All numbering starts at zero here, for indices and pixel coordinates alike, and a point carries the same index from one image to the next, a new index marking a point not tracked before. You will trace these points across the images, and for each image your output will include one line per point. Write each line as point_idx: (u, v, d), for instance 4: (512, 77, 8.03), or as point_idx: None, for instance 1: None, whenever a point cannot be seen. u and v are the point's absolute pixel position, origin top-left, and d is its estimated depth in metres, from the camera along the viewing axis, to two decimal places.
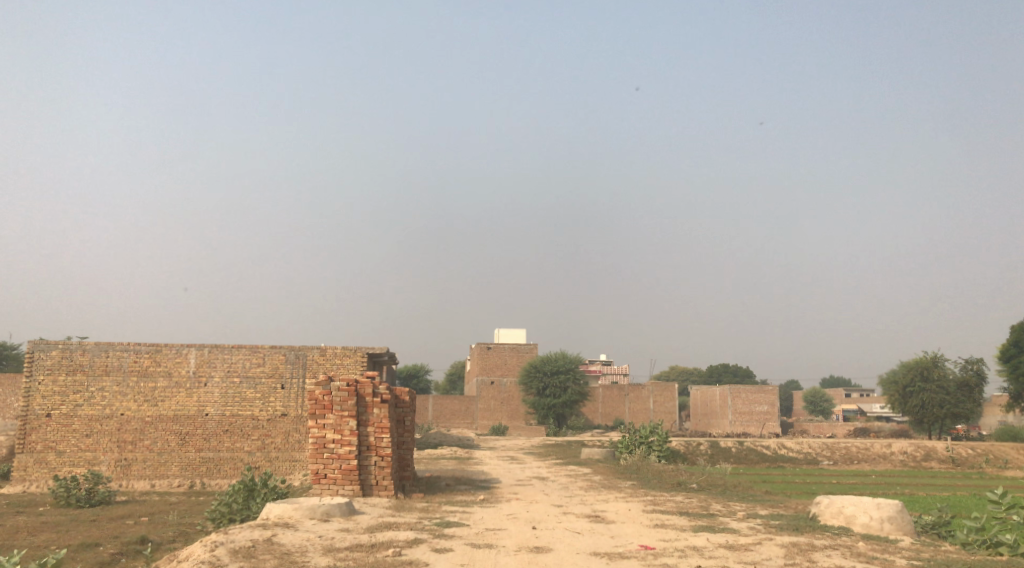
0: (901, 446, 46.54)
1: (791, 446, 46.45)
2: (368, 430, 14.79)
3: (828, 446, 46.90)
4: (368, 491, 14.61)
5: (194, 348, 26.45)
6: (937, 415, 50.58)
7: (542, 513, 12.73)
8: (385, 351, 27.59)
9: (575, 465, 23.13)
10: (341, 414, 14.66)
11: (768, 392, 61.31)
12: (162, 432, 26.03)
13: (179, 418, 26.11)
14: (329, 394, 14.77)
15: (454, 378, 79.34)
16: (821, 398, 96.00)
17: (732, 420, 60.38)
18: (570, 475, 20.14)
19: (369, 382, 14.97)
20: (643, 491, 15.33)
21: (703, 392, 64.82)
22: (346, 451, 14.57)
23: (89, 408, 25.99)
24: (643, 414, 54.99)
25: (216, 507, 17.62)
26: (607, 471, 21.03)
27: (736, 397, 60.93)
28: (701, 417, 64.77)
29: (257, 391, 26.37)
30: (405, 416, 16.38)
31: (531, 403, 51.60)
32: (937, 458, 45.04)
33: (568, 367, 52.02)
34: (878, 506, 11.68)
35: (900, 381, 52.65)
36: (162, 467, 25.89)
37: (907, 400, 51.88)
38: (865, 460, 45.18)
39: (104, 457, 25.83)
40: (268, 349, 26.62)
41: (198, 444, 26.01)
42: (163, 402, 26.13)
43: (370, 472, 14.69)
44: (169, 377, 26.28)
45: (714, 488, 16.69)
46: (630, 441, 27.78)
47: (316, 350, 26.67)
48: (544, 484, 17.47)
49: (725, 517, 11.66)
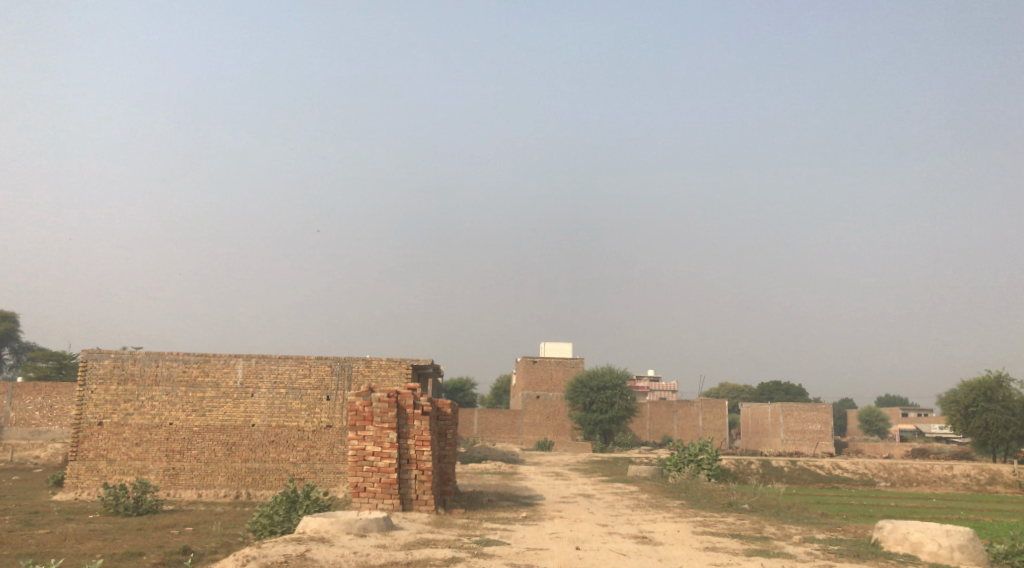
0: (961, 468, 44.96)
1: (847, 466, 45.16)
2: (409, 443, 14.50)
3: (885, 467, 45.49)
4: (408, 505, 14.31)
5: (242, 359, 26.50)
6: (1001, 437, 48.81)
7: (587, 532, 12.28)
8: (430, 364, 27.37)
9: (622, 483, 22.60)
10: (381, 426, 14.39)
11: (821, 410, 59.85)
12: (209, 442, 26.08)
13: (226, 428, 26.14)
14: (369, 406, 14.52)
15: (501, 392, 78.96)
16: (877, 417, 93.56)
17: (784, 439, 59.03)
18: (617, 492, 19.63)
19: (410, 394, 14.70)
20: (692, 511, 14.77)
21: (754, 409, 63.51)
22: (386, 463, 14.29)
23: (139, 417, 26.15)
24: (692, 431, 54.00)
25: (257, 519, 17.49)
26: (655, 489, 20.49)
27: (788, 416, 59.57)
28: (752, 435, 63.44)
29: (303, 402, 26.30)
30: (447, 429, 16.05)
31: (578, 418, 50.99)
32: (1000, 482, 43.38)
33: (616, 382, 51.32)
34: (948, 533, 11.01)
35: (962, 401, 50.95)
36: (209, 477, 25.91)
37: (969, 421, 50.17)
38: (924, 483, 43.70)
39: (152, 466, 25.94)
40: (314, 360, 26.56)
41: (245, 455, 25.99)
42: (211, 412, 26.20)
43: (410, 486, 14.39)
44: (217, 387, 26.35)
45: (766, 509, 16.06)
46: (680, 458, 27.13)
47: (361, 361, 26.55)
48: (590, 502, 16.99)
49: (780, 541, 11.09)
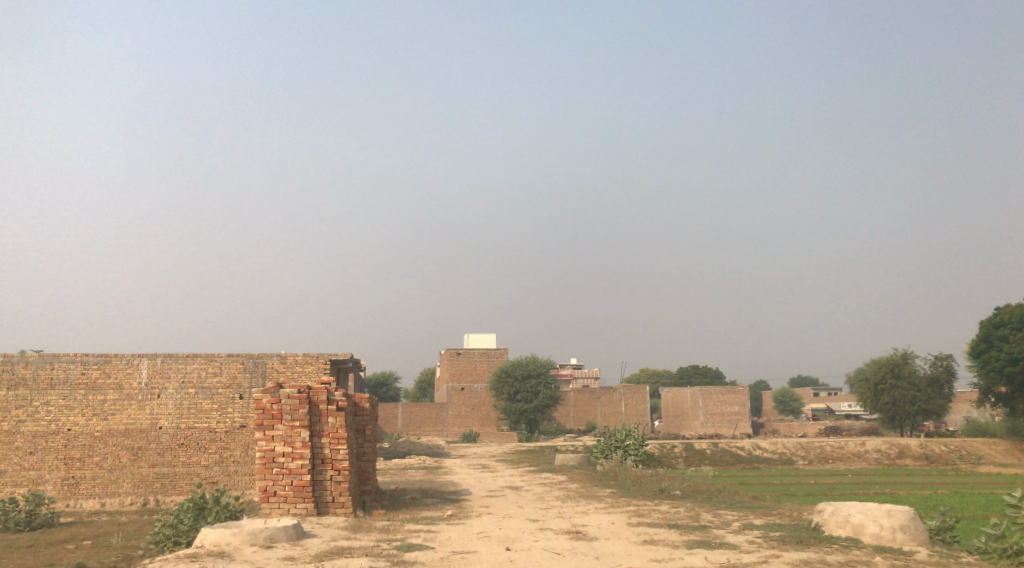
0: (875, 444, 45.96)
1: (767, 446, 45.71)
2: (323, 441, 13.55)
3: (803, 445, 46.22)
4: (323, 508, 13.38)
5: (146, 358, 24.96)
6: (909, 412, 50.12)
7: (517, 530, 11.55)
8: (349, 357, 26.29)
9: (548, 472, 22.02)
10: (292, 425, 13.39)
11: (739, 393, 60.68)
12: (112, 447, 24.49)
13: (130, 432, 24.58)
14: (278, 403, 13.50)
15: (424, 386, 77.90)
16: (791, 398, 95.78)
17: (703, 422, 59.65)
18: (544, 483, 19.01)
19: (323, 389, 13.73)
20: (624, 501, 14.22)
21: (673, 394, 64.04)
22: (298, 465, 13.30)
23: (33, 425, 24.39)
24: (615, 417, 54.01)
25: (161, 528, 16.33)
26: (583, 479, 19.94)
27: (707, 399, 60.20)
28: (672, 419, 63.99)
29: (213, 402, 24.91)
30: (365, 424, 15.11)
31: (502, 408, 50.44)
32: (911, 456, 44.47)
33: (539, 371, 50.90)
34: (888, 514, 10.73)
35: (872, 378, 52.16)
36: (113, 485, 24.32)
37: (879, 397, 51.40)
38: (839, 459, 44.53)
39: (50, 476, 24.21)
40: (225, 357, 25.19)
41: (152, 459, 24.50)
42: (113, 416, 24.61)
43: (325, 488, 13.44)
44: (119, 389, 24.76)
45: (698, 494, 15.64)
46: (606, 445, 26.74)
47: (276, 357, 25.27)
48: (518, 495, 16.30)
49: (720, 529, 10.58)
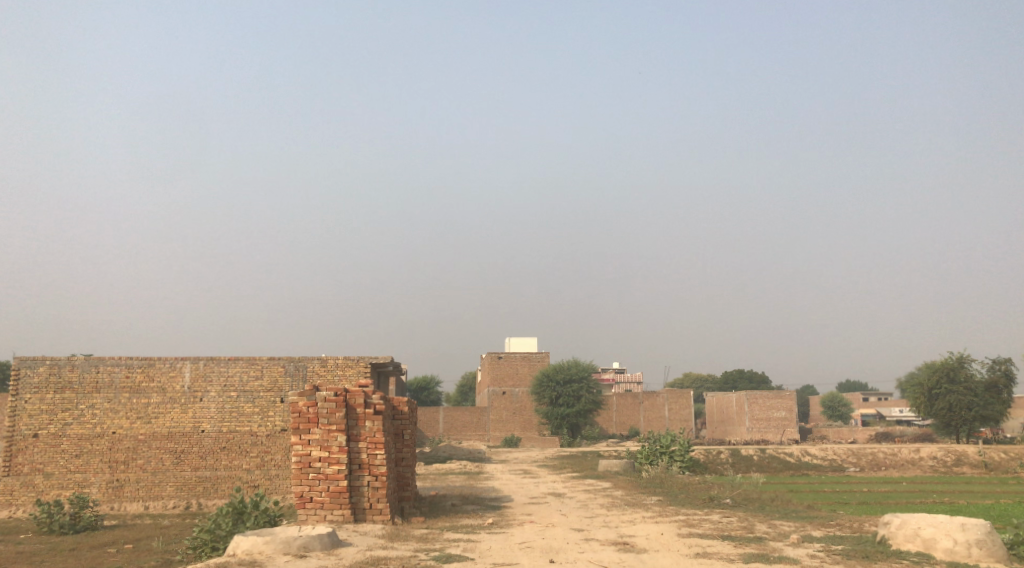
0: (929, 451, 44.57)
1: (816, 452, 44.59)
2: (360, 446, 13.18)
3: (854, 452, 45.01)
4: (360, 515, 13.01)
5: (189, 361, 24.91)
6: (965, 418, 48.56)
7: (561, 540, 11.06)
8: (390, 361, 25.99)
9: (592, 479, 21.47)
10: (328, 429, 13.06)
11: (786, 397, 59.42)
12: (156, 450, 24.47)
13: (173, 435, 24.54)
14: (315, 407, 13.18)
15: (466, 390, 77.63)
16: (839, 403, 93.84)
17: (749, 427, 58.50)
18: (588, 490, 18.47)
19: (360, 391, 13.38)
20: (673, 510, 13.64)
21: (718, 399, 62.96)
22: (335, 470, 12.95)
23: (78, 427, 24.46)
24: (659, 422, 53.16)
25: (198, 533, 16.10)
26: (628, 485, 19.35)
27: (753, 404, 59.03)
28: (717, 424, 62.90)
29: (255, 405, 24.75)
30: (404, 428, 14.70)
31: (543, 413, 49.91)
32: (968, 463, 43.06)
33: (582, 375, 50.27)
34: (964, 528, 10.59)
35: (925, 383, 50.68)
36: (156, 488, 24.29)
37: (933, 403, 49.92)
38: (892, 466, 43.26)
39: (95, 479, 24.24)
40: (266, 361, 25.03)
41: (195, 463, 24.43)
42: (157, 419, 24.58)
43: (363, 494, 13.08)
44: (163, 393, 24.73)
45: (750, 503, 15.00)
46: (651, 451, 26.12)
47: (317, 361, 25.06)
48: (562, 503, 15.78)
49: (776, 542, 10.03)
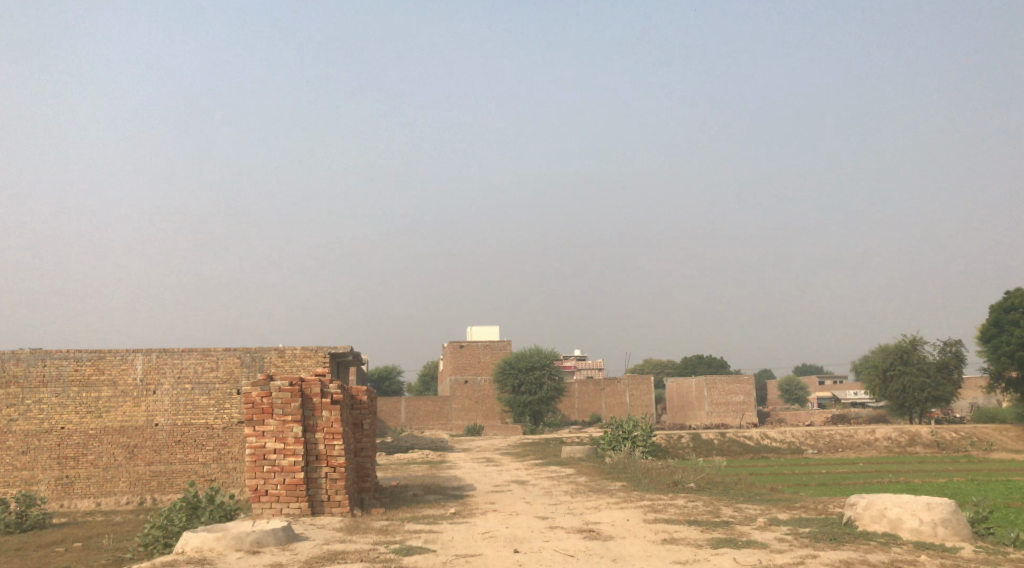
0: (885, 432, 45.19)
1: (775, 435, 45.00)
2: (317, 437, 12.84)
3: (812, 434, 45.49)
4: (317, 508, 12.67)
5: (141, 354, 24.26)
6: (918, 399, 49.33)
7: (525, 529, 10.82)
8: (349, 351, 25.58)
9: (555, 466, 21.28)
10: (283, 419, 12.68)
11: (744, 381, 59.91)
12: (107, 445, 23.81)
13: (126, 429, 23.90)
14: (269, 397, 12.78)
15: (428, 379, 77.24)
16: (796, 386, 95.07)
17: (708, 411, 58.94)
18: (551, 477, 18.27)
19: (316, 381, 13.01)
20: (638, 495, 13.46)
21: (678, 384, 63.32)
22: (290, 462, 12.58)
23: (25, 423, 23.70)
24: (620, 408, 53.27)
25: (149, 530, 15.62)
26: (591, 472, 19.20)
27: (712, 388, 59.48)
28: (678, 409, 63.27)
29: (210, 397, 24.20)
30: (362, 418, 14.37)
31: (505, 401, 49.74)
32: (922, 443, 43.72)
33: (543, 363, 50.18)
34: (929, 507, 10.65)
35: (880, 365, 51.39)
36: (108, 484, 23.63)
37: (887, 384, 50.64)
38: (849, 447, 43.79)
39: (43, 476, 23.50)
40: (221, 352, 24.48)
41: (148, 457, 23.81)
42: (108, 413, 23.92)
43: (320, 486, 12.75)
44: (114, 386, 24.06)
45: (714, 486, 14.89)
46: (613, 437, 26.01)
47: (273, 351, 24.55)
48: (525, 491, 15.56)
49: (744, 526, 9.91)
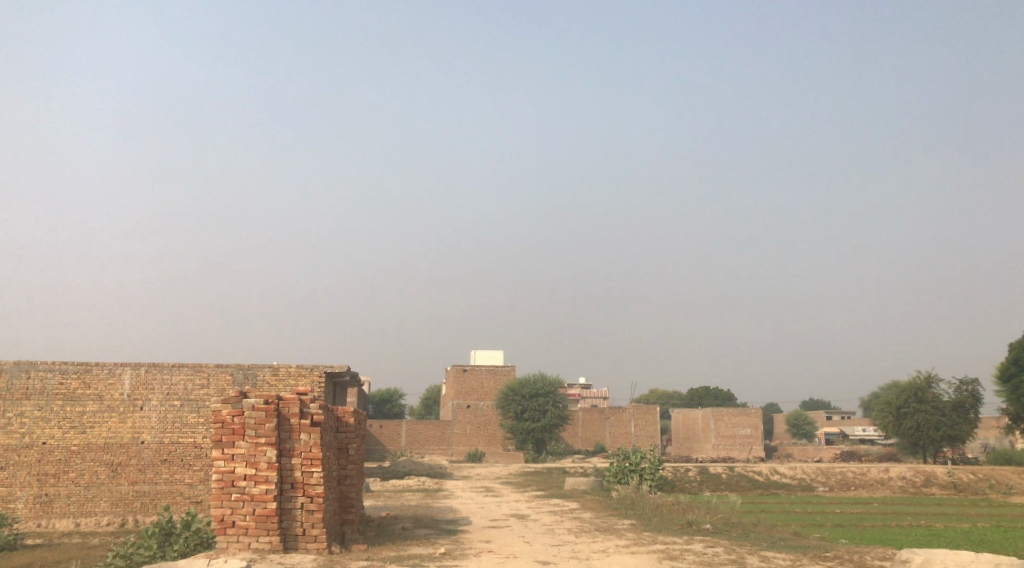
0: (898, 471, 43.61)
1: (785, 471, 43.57)
2: (293, 462, 11.66)
3: (823, 471, 43.99)
4: (290, 543, 11.48)
5: (129, 368, 23.07)
6: (932, 438, 47.75)
7: None
8: (346, 371, 24.39)
9: (558, 499, 19.97)
10: (256, 442, 11.52)
11: (752, 415, 58.43)
12: (90, 463, 22.56)
13: (110, 447, 22.67)
14: (241, 417, 11.62)
15: (431, 403, 75.88)
16: (803, 421, 93.18)
17: (715, 444, 57.39)
18: (554, 512, 16.97)
19: (295, 401, 11.84)
20: (649, 538, 12.17)
21: (684, 415, 61.82)
22: (262, 490, 11.40)
23: (4, 437, 22.48)
24: (625, 438, 51.81)
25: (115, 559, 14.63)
26: (596, 506, 17.92)
27: (719, 420, 58.00)
28: (683, 441, 61.73)
29: (200, 416, 23.02)
30: (348, 442, 13.18)
31: (508, 427, 48.41)
32: (937, 484, 42.15)
33: (548, 390, 48.87)
34: None
35: (893, 402, 49.80)
36: (89, 504, 22.36)
37: (900, 422, 49.05)
38: (862, 486, 42.24)
39: (21, 493, 22.24)
40: (213, 368, 23.33)
41: (132, 476, 22.55)
42: (92, 429, 22.70)
43: (295, 518, 11.55)
44: (99, 401, 22.86)
45: (732, 529, 13.59)
46: (619, 469, 24.71)
47: (268, 369, 23.39)
48: (524, 528, 14.27)
49: None
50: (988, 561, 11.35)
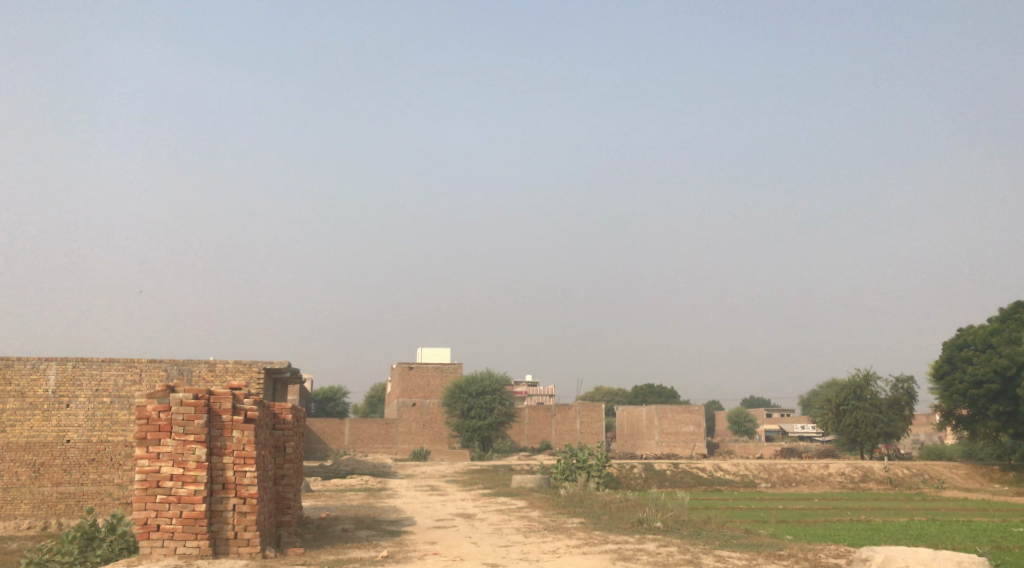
0: (838, 467, 44.14)
1: (728, 467, 43.79)
2: (225, 461, 11.02)
3: (765, 467, 44.32)
4: (220, 547, 10.85)
5: (55, 363, 21.96)
6: (869, 434, 48.44)
7: None
8: (287, 367, 23.58)
9: (504, 497, 19.50)
10: (184, 439, 10.85)
11: (695, 412, 58.75)
12: (10, 463, 21.39)
13: (33, 446, 21.54)
14: (168, 413, 10.92)
15: (375, 401, 74.86)
16: (744, 418, 94.26)
17: (658, 441, 57.59)
18: (501, 511, 16.53)
19: (228, 396, 11.19)
20: (601, 536, 11.81)
21: (629, 412, 61.93)
22: (190, 492, 10.73)
23: None
24: (570, 435, 51.64)
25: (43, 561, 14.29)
26: (544, 505, 17.54)
27: (662, 418, 58.23)
28: (627, 438, 61.87)
29: (131, 413, 22.01)
30: (285, 440, 12.55)
31: (453, 425, 47.85)
32: (875, 479, 42.74)
33: (494, 387, 48.43)
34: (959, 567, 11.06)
35: (833, 399, 50.39)
36: (9, 506, 21.20)
37: (840, 418, 49.66)
38: (803, 482, 42.62)
39: None
40: (145, 364, 22.36)
41: (56, 477, 21.45)
42: (14, 428, 21.54)
43: (225, 521, 10.91)
44: (22, 398, 21.70)
45: (684, 527, 13.27)
46: (566, 466, 24.35)
47: (204, 364, 22.48)
48: (471, 527, 13.79)
49: None
50: (945, 556, 11.48)
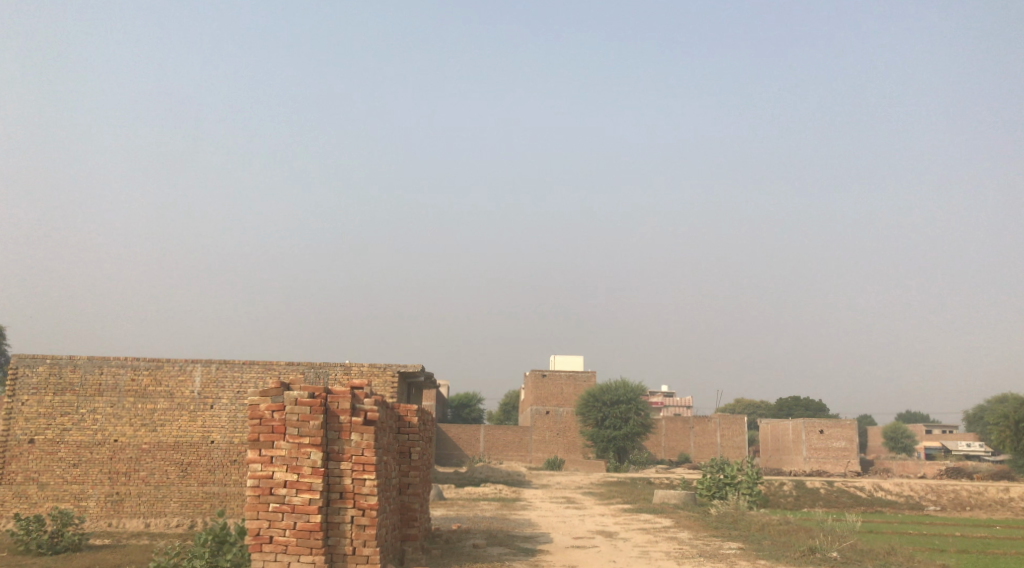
0: (1018, 491, 39.86)
1: (890, 488, 40.39)
2: (343, 467, 10.21)
3: (932, 488, 40.59)
4: (338, 563, 10.05)
5: (200, 365, 21.94)
6: None
7: None
8: (421, 370, 22.79)
9: (648, 514, 17.93)
10: (298, 442, 10.06)
11: (846, 426, 54.99)
12: (160, 462, 21.47)
13: (180, 446, 21.56)
14: (282, 412, 10.14)
15: (510, 408, 74.34)
16: (902, 433, 88.13)
17: (806, 457, 54.20)
18: (646, 529, 15.06)
19: (346, 394, 10.34)
20: None
21: (773, 426, 58.76)
22: (304, 501, 9.95)
23: (77, 434, 21.46)
24: (710, 448, 49.24)
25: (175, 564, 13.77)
26: (694, 525, 15.95)
27: (811, 432, 54.77)
28: (772, 453, 58.69)
29: None
30: (410, 445, 11.57)
31: (588, 435, 46.44)
32: None
33: (630, 396, 46.69)
34: None
35: (1010, 416, 45.80)
36: (159, 504, 21.31)
37: (1019, 437, 45.03)
38: (977, 506, 38.70)
39: (92, 491, 21.25)
40: (284, 367, 22.08)
41: (202, 477, 21.43)
42: (163, 428, 21.61)
43: (343, 534, 10.11)
44: (170, 398, 21.76)
45: (867, 561, 11.51)
46: (713, 482, 22.50)
47: (340, 367, 21.93)
48: (615, 549, 12.42)
49: None
50: None
